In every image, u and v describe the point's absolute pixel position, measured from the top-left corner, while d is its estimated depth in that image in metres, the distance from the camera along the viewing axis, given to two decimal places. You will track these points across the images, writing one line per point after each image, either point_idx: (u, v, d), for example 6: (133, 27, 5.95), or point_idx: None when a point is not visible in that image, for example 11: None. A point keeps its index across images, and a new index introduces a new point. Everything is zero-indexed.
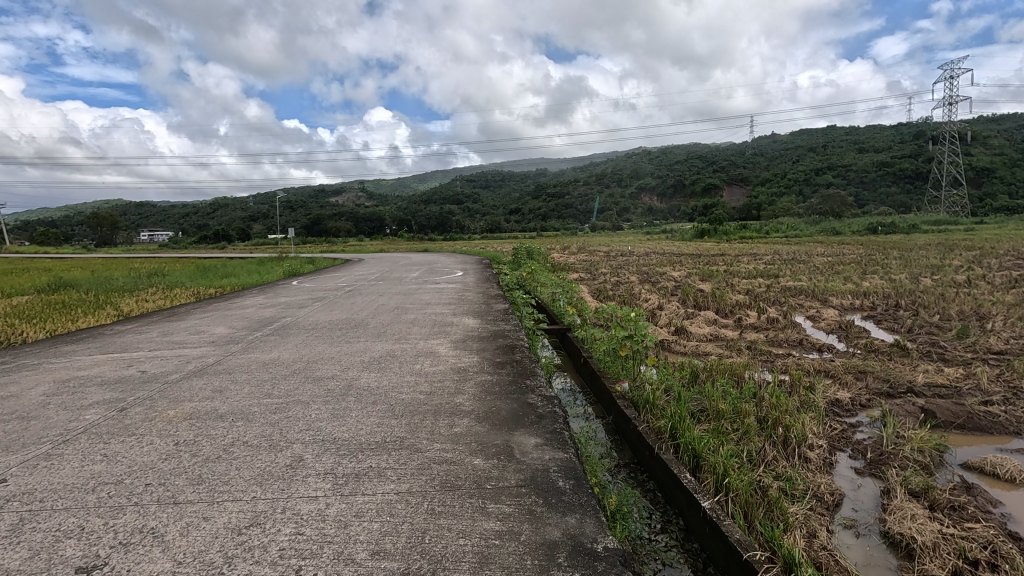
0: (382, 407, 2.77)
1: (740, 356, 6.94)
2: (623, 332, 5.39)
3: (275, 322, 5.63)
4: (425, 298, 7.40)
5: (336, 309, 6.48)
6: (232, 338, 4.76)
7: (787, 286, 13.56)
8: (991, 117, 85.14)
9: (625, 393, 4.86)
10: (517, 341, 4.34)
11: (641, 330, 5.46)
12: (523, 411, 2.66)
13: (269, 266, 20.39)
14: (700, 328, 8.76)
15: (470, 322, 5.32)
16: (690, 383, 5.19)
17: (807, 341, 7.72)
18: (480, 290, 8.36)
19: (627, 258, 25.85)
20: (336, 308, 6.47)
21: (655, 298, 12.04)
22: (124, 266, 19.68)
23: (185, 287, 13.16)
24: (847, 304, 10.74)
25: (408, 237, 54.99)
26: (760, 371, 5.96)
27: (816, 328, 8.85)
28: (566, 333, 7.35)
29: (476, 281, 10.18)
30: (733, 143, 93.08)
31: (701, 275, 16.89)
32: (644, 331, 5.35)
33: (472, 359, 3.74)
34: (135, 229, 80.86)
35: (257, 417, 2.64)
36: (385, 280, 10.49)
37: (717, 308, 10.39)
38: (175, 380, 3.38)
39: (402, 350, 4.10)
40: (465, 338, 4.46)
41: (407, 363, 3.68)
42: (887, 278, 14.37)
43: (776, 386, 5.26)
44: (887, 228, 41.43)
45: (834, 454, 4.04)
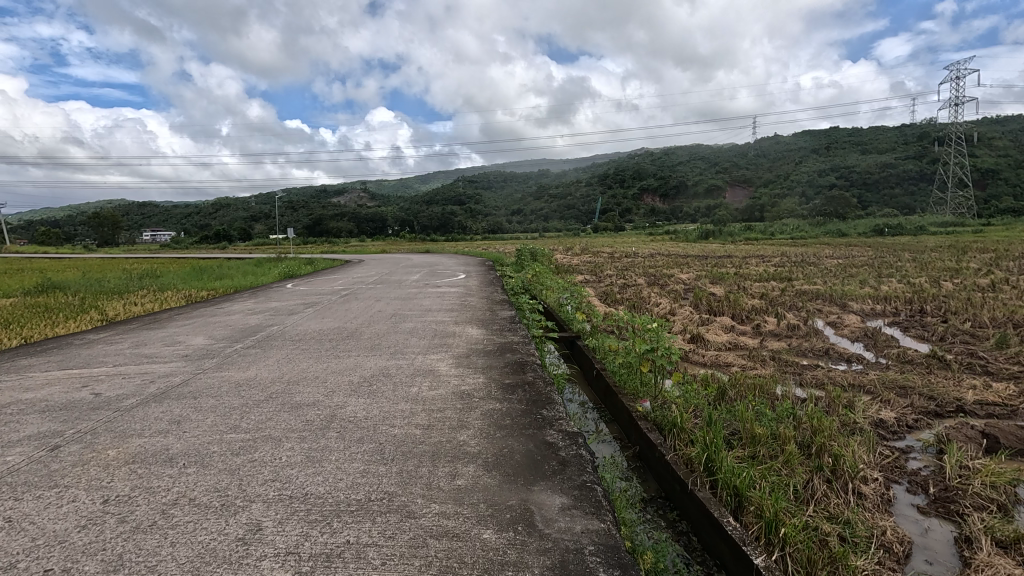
0: (368, 448, 2.26)
1: (765, 367, 6.42)
2: (644, 347, 4.86)
3: (260, 331, 5.13)
4: (425, 303, 6.91)
5: (328, 316, 5.98)
6: (208, 352, 4.27)
7: (802, 289, 13.02)
8: (997, 118, 84.53)
9: (647, 414, 4.36)
10: (528, 357, 3.84)
11: (663, 343, 4.93)
12: (542, 455, 2.16)
13: (266, 266, 19.89)
14: (717, 335, 8.25)
15: (474, 332, 4.83)
16: (718, 402, 4.69)
17: (834, 350, 7.21)
18: (484, 295, 7.86)
19: (632, 259, 25.41)
20: (328, 316, 5.97)
21: (666, 302, 11.52)
22: (117, 267, 19.21)
23: (176, 289, 12.67)
24: (869, 310, 10.22)
25: (409, 238, 54.59)
26: (791, 385, 5.44)
27: (840, 336, 8.33)
28: (576, 342, 6.85)
29: (480, 285, 9.66)
30: (737, 145, 92.56)
31: (711, 278, 16.40)
32: (667, 345, 4.82)
33: (478, 380, 3.24)
34: (136, 229, 80.64)
35: (215, 462, 2.15)
36: (383, 283, 10.00)
37: (733, 314, 9.87)
38: (128, 406, 2.88)
39: (398, 367, 3.60)
40: (468, 353, 3.96)
41: (403, 385, 3.17)
42: (905, 282, 13.83)
43: (812, 404, 4.75)
44: (893, 231, 40.96)
45: (890, 486, 3.54)
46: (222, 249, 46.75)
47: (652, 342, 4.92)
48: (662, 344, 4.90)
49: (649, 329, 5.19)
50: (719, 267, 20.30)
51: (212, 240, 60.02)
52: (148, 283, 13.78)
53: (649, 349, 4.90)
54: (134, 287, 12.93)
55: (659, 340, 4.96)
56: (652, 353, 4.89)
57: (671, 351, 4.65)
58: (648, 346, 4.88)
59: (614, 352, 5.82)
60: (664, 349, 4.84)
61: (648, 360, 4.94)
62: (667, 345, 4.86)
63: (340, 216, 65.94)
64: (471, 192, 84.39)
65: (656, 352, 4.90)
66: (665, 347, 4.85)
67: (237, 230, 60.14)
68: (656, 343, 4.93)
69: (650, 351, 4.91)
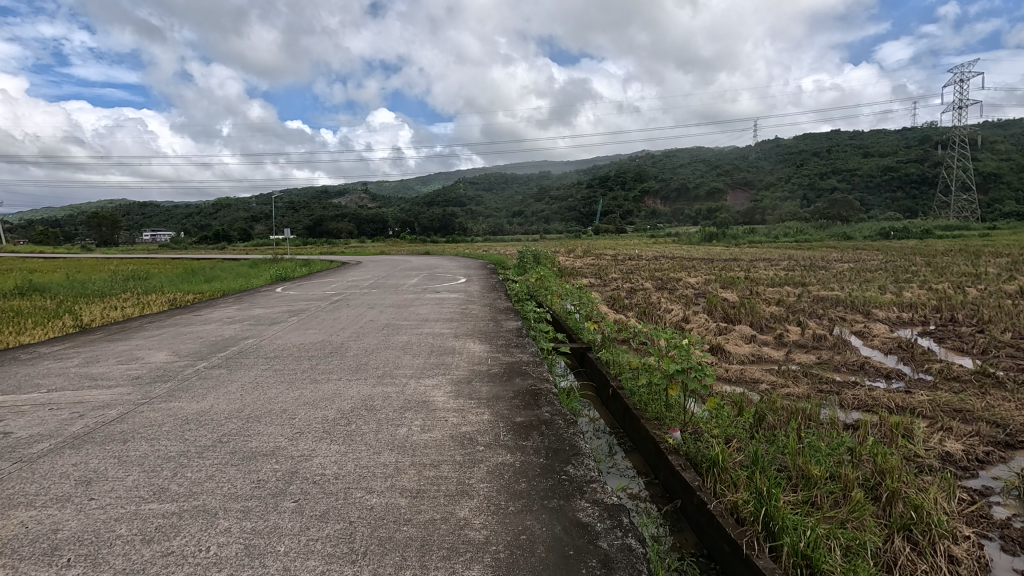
0: (333, 533, 1.63)
1: (798, 384, 5.80)
2: (673, 368, 4.23)
3: (232, 346, 4.49)
4: (423, 311, 6.29)
5: (313, 327, 5.36)
6: (165, 373, 3.64)
7: (819, 295, 12.40)
8: (999, 122, 84.05)
9: (678, 447, 3.72)
10: (543, 384, 3.19)
11: (694, 363, 4.32)
12: (575, 554, 1.54)
13: (260, 268, 19.33)
14: (739, 346, 7.62)
15: (478, 349, 4.20)
16: (758, 431, 4.08)
17: (870, 365, 6.57)
18: (486, 302, 7.24)
19: (636, 262, 24.80)
20: (313, 326, 5.35)
21: (678, 309, 10.90)
22: (102, 269, 18.55)
23: (161, 293, 12.01)
24: (895, 318, 9.59)
25: (410, 239, 54.04)
26: (835, 409, 4.80)
27: (870, 348, 7.71)
28: (586, 355, 6.27)
29: (482, 291, 9.05)
30: (738, 149, 92.15)
31: (721, 282, 15.79)
32: (700, 367, 4.20)
33: (483, 418, 2.61)
34: (135, 229, 80.12)
35: (113, 562, 1.51)
36: (379, 288, 9.39)
37: (752, 322, 9.24)
38: (33, 455, 2.25)
39: (385, 398, 2.95)
40: (470, 378, 3.32)
41: (389, 425, 2.54)
42: (926, 287, 13.20)
43: (866, 433, 4.11)
44: (899, 234, 40.40)
45: (982, 544, 2.91)
46: (221, 251, 46.33)
47: (681, 362, 4.31)
48: (695, 364, 4.28)
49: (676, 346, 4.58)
50: (727, 271, 19.66)
51: (211, 240, 59.52)
52: (133, 285, 13.14)
53: (678, 370, 4.29)
54: (118, 290, 12.30)
55: (690, 359, 4.34)
56: (682, 375, 4.27)
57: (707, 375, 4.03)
58: (678, 367, 4.26)
59: (634, 368, 5.21)
60: (698, 369, 4.22)
61: (678, 384, 4.32)
62: (703, 365, 4.24)
63: (339, 216, 65.45)
64: (472, 193, 83.93)
65: (687, 373, 4.28)
66: (699, 367, 4.23)
67: (236, 230, 59.70)
68: (687, 363, 4.32)
69: (681, 373, 4.28)
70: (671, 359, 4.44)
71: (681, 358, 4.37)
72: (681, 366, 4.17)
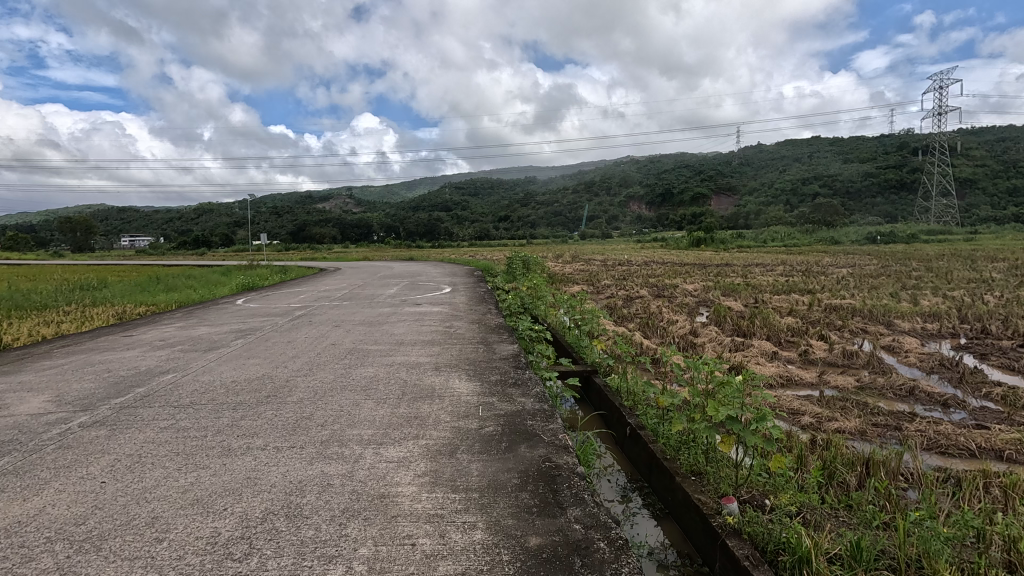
0: None
1: (848, 417, 4.86)
2: (723, 419, 3.09)
3: (139, 386, 3.38)
4: (399, 332, 5.22)
5: (257, 354, 4.28)
6: (18, 436, 2.54)
7: (831, 303, 11.57)
8: (973, 129, 85.33)
9: (738, 525, 2.76)
10: (558, 457, 2.18)
11: (750, 410, 3.20)
12: None
13: (232, 276, 18.08)
14: (764, 367, 6.67)
15: (465, 392, 3.14)
16: (832, 496, 3.15)
17: (922, 389, 5.64)
18: (475, 318, 6.21)
19: (626, 268, 23.92)
20: (258, 354, 4.27)
21: (684, 320, 9.99)
22: (57, 276, 17.16)
23: (110, 305, 10.76)
24: (922, 330, 8.77)
25: (393, 245, 52.94)
26: (915, 456, 3.85)
27: (907, 366, 6.84)
28: (591, 379, 5.36)
29: (469, 303, 8.02)
30: (723, 154, 92.51)
31: (722, 290, 14.95)
32: (763, 418, 3.04)
33: (473, 540, 1.60)
34: (112, 234, 78.11)
35: None
36: (353, 300, 8.31)
37: (769, 336, 8.36)
38: None
39: (322, 491, 1.90)
40: (454, 448, 2.29)
41: (315, 560, 1.49)
42: (939, 294, 12.46)
43: (972, 498, 3.16)
44: (886, 238, 40.11)
45: None
46: (198, 257, 44.77)
47: (733, 406, 3.17)
48: (754, 412, 3.15)
49: (723, 382, 3.48)
50: (724, 277, 18.83)
51: (189, 245, 57.75)
52: (81, 296, 11.87)
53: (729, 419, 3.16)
54: (60, 302, 11.01)
55: (744, 402, 3.24)
56: (735, 426, 3.11)
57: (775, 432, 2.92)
58: (731, 416, 3.09)
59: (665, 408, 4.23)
60: (759, 417, 3.07)
61: (733, 437, 3.19)
62: (766, 411, 3.10)
63: (322, 221, 64.10)
64: (457, 198, 83.04)
65: (742, 424, 3.13)
66: (761, 416, 3.09)
67: (217, 236, 58.25)
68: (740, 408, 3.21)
69: (733, 422, 3.13)
70: (718, 402, 3.29)
71: (729, 401, 3.27)
72: (734, 417, 3.03)
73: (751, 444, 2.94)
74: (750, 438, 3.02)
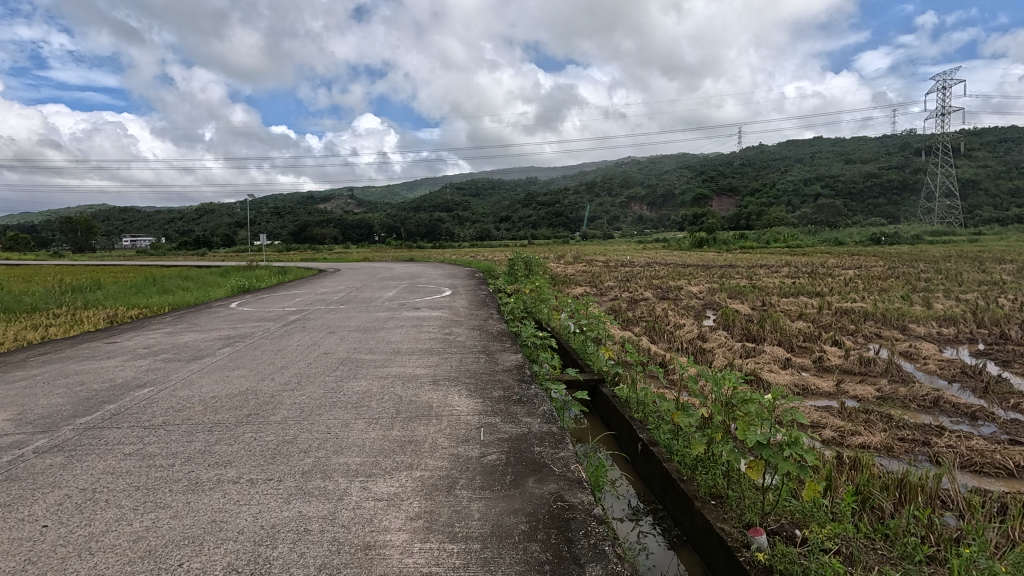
0: None
1: (875, 431, 4.55)
2: (751, 442, 2.76)
3: (111, 402, 3.11)
4: (396, 340, 4.93)
5: (244, 364, 4.00)
6: None
7: (841, 307, 11.29)
8: (975, 130, 84.98)
9: (768, 562, 2.46)
10: (571, 496, 1.89)
11: (780, 431, 2.88)
12: None
13: (230, 277, 17.87)
14: (779, 375, 6.38)
15: (465, 411, 2.86)
16: (867, 526, 2.86)
17: (946, 400, 5.34)
18: (476, 323, 5.94)
19: (629, 270, 23.61)
20: (244, 364, 4.00)
21: (691, 324, 9.72)
22: (52, 278, 16.93)
23: (102, 307, 10.51)
24: (939, 336, 8.47)
25: (394, 245, 52.78)
26: (953, 477, 3.55)
27: (927, 374, 6.55)
28: (598, 389, 5.11)
29: (470, 307, 7.76)
30: (725, 155, 92.25)
31: (727, 292, 14.70)
32: (796, 442, 2.72)
33: None
34: (114, 233, 78.07)
35: None
36: (350, 303, 8.04)
37: (781, 341, 8.08)
38: None
39: (296, 541, 1.62)
40: (454, 482, 2.01)
41: None
42: (950, 297, 12.19)
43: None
44: (890, 239, 39.77)
45: None
46: (198, 258, 44.54)
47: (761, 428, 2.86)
48: (786, 435, 2.83)
49: (748, 399, 3.16)
50: (728, 279, 18.53)
51: (189, 246, 57.54)
52: (73, 298, 11.61)
53: (757, 442, 2.84)
54: (50, 304, 10.75)
55: (772, 423, 2.92)
56: (764, 450, 2.79)
57: (810, 458, 2.60)
58: (760, 439, 2.78)
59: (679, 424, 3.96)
60: (792, 440, 2.74)
61: (761, 461, 2.88)
62: (799, 434, 2.77)
63: (324, 222, 63.90)
64: (458, 198, 82.87)
65: (772, 447, 2.81)
66: (794, 439, 2.77)
67: (218, 236, 58.14)
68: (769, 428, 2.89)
69: (761, 446, 2.82)
70: (744, 423, 2.99)
71: (756, 421, 2.96)
72: (763, 441, 2.71)
73: (782, 472, 2.62)
74: (781, 463, 2.69)
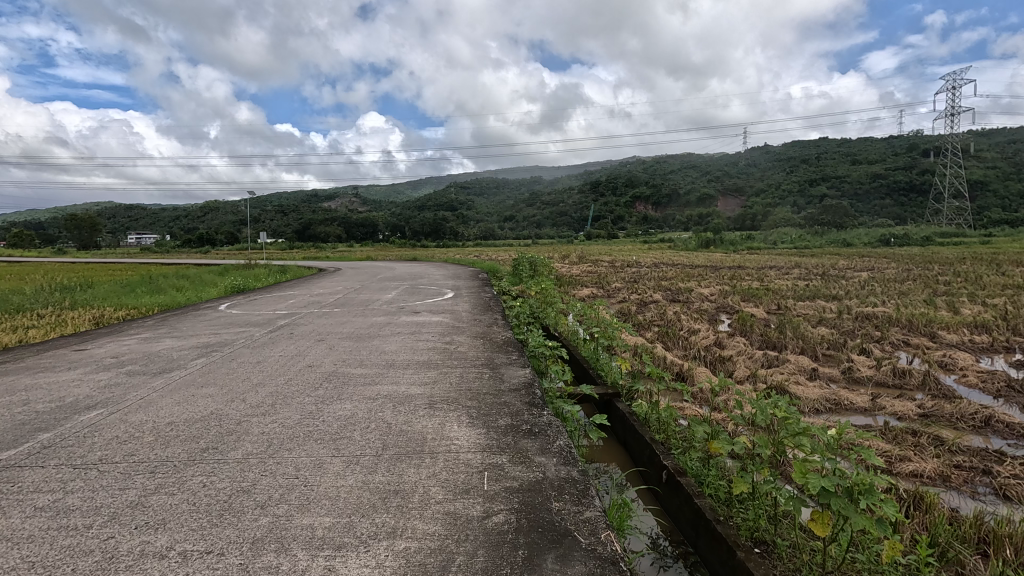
0: None
1: (929, 457, 4.03)
2: (814, 489, 2.25)
3: (43, 431, 2.61)
4: (390, 350, 4.45)
5: (213, 380, 3.51)
6: None
7: (862, 312, 10.76)
8: (983, 131, 83.99)
9: None
10: None
11: (848, 476, 2.38)
12: None
13: (228, 276, 17.44)
14: (807, 389, 5.82)
15: (465, 447, 2.37)
16: None
17: (998, 419, 4.82)
18: (479, 331, 5.46)
19: (635, 270, 23.03)
20: (214, 380, 3.50)
21: (705, 329, 9.21)
22: (46, 276, 16.56)
23: (89, 308, 10.06)
24: (972, 345, 7.95)
25: (397, 244, 52.47)
26: None
27: (968, 388, 6.02)
28: (614, 405, 4.65)
29: (472, 311, 7.28)
30: (731, 155, 91.52)
31: (739, 295, 14.20)
32: (872, 492, 2.21)
33: None
34: (119, 229, 78.05)
35: None
36: (346, 307, 7.56)
37: (803, 349, 7.58)
38: None
39: None
40: (450, 562, 1.53)
41: None
42: (975, 302, 11.63)
43: None
44: (901, 241, 38.91)
45: None
46: (199, 256, 44.03)
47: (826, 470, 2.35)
48: (857, 480, 2.31)
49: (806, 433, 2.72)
50: (738, 282, 17.99)
51: (192, 244, 57.15)
52: (61, 298, 11.18)
53: (820, 487, 2.35)
54: (36, 305, 10.32)
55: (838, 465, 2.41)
56: (831, 499, 2.28)
57: (888, 510, 2.11)
58: (826, 486, 2.27)
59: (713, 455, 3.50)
60: (864, 488, 2.24)
61: (825, 510, 2.38)
62: (871, 481, 2.28)
63: (328, 220, 63.42)
64: (462, 198, 82.48)
65: (840, 495, 2.30)
66: (867, 486, 2.27)
67: (221, 234, 58.00)
68: (833, 471, 2.40)
69: (828, 494, 2.31)
70: (803, 464, 2.48)
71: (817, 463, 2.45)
72: (831, 486, 2.22)
73: (858, 529, 2.11)
74: (855, 518, 2.17)
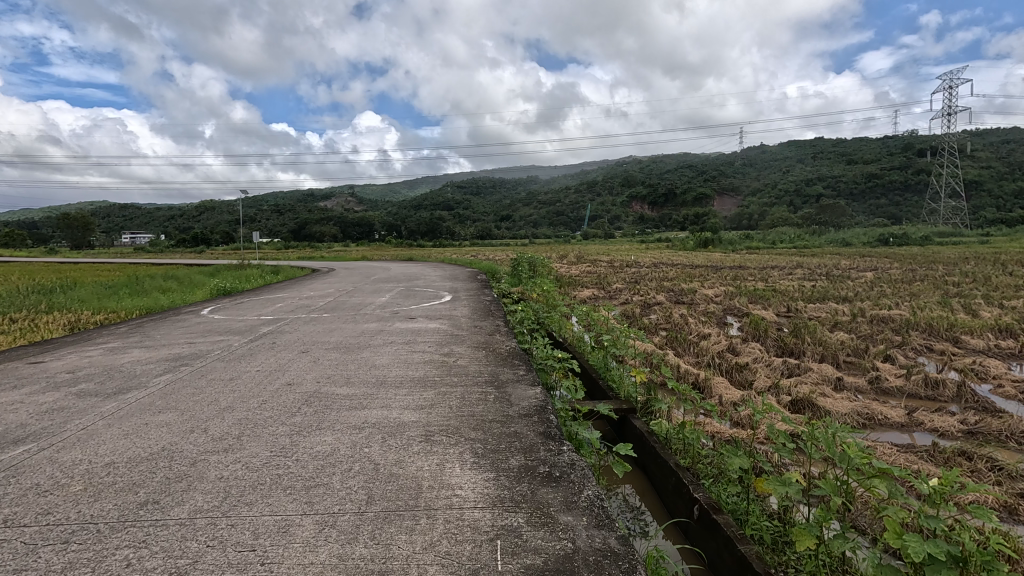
0: None
1: (989, 484, 3.57)
2: (917, 555, 1.75)
3: None
4: (383, 364, 3.97)
5: (168, 404, 3.01)
6: None
7: (876, 314, 10.33)
8: (976, 132, 84.03)
9: None
10: None
11: (959, 541, 1.87)
12: None
13: (217, 276, 16.90)
14: (836, 402, 5.35)
15: (470, 501, 1.90)
16: None
17: None
18: (481, 339, 5.00)
19: (635, 271, 22.56)
20: (169, 404, 3.00)
21: (716, 333, 8.77)
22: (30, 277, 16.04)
23: (65, 312, 9.53)
24: (998, 351, 7.52)
25: (392, 244, 51.98)
26: None
27: (1008, 400, 5.57)
28: (631, 422, 4.19)
29: (471, 317, 6.83)
30: (727, 154, 91.30)
31: (746, 296, 13.76)
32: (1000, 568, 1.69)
33: None
34: (112, 229, 77.31)
35: None
36: (337, 311, 7.07)
37: (823, 356, 7.14)
38: None
39: None
40: None
41: None
42: (991, 304, 11.21)
43: None
44: (899, 240, 38.67)
45: None
46: (193, 257, 43.48)
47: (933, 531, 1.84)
48: (977, 550, 1.80)
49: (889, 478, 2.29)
50: (742, 282, 17.57)
51: (186, 243, 56.54)
52: (38, 300, 10.65)
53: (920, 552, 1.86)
54: (9, 308, 9.79)
55: (942, 525, 1.91)
56: (935, 568, 1.79)
57: None
58: (931, 551, 1.77)
59: (759, 491, 3.06)
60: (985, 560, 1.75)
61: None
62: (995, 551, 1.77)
63: (324, 220, 62.79)
64: (458, 197, 82.03)
65: (947, 566, 1.79)
66: (989, 558, 1.76)
67: (216, 233, 57.43)
68: (935, 530, 1.90)
69: (932, 562, 1.81)
70: (896, 523, 1.99)
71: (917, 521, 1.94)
72: (939, 553, 1.74)
73: None
74: None
